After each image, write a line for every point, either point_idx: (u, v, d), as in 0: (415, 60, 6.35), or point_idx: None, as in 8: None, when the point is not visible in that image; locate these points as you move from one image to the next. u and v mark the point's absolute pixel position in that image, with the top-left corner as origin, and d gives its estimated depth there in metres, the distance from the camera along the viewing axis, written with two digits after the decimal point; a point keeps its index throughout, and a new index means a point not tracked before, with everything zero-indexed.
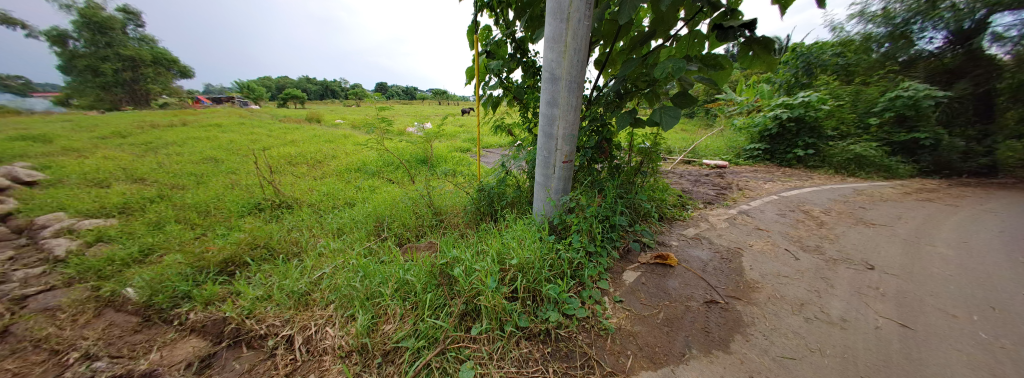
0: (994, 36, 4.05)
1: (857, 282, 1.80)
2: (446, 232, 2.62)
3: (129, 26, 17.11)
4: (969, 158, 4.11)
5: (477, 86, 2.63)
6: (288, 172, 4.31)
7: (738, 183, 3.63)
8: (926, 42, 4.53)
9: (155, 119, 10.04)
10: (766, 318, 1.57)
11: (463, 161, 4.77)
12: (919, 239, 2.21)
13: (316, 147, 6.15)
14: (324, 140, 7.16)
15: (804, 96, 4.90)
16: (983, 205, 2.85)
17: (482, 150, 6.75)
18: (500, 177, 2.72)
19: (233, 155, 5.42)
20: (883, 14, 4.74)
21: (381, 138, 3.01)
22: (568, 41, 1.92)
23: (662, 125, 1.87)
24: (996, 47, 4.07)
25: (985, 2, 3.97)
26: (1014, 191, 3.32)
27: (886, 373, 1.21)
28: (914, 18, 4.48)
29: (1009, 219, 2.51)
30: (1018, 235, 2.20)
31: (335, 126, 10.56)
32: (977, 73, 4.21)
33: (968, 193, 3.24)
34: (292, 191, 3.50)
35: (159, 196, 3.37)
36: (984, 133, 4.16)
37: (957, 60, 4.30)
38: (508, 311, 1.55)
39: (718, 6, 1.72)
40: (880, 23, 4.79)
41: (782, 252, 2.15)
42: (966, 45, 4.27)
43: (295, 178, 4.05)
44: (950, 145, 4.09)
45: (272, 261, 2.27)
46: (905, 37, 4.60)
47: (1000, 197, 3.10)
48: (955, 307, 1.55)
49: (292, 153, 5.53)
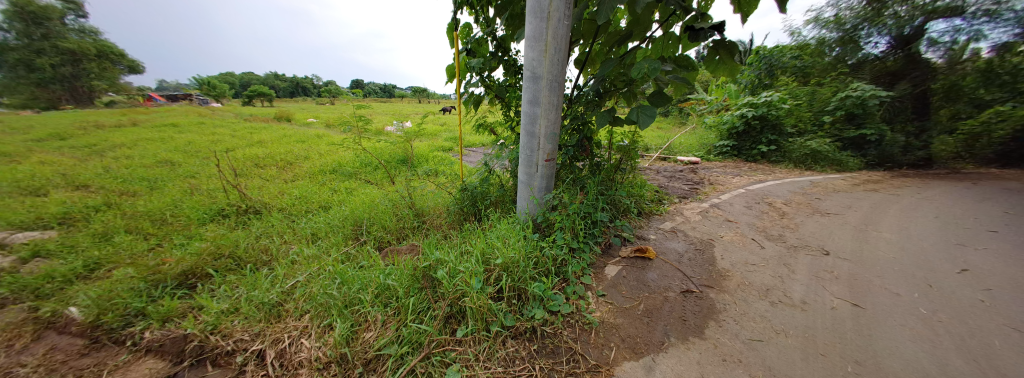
0: (930, 41, 4.58)
1: (815, 267, 1.97)
2: (428, 233, 2.57)
3: (70, 16, 15.36)
4: (908, 152, 4.62)
5: (458, 84, 2.60)
6: (256, 174, 4.02)
7: (709, 178, 3.85)
8: (871, 47, 5.00)
9: (102, 119, 9.07)
10: (737, 303, 1.68)
11: (446, 160, 4.68)
12: (867, 226, 2.45)
13: (286, 148, 5.76)
14: (295, 140, 6.74)
15: (767, 96, 5.32)
16: (919, 194, 3.21)
17: (464, 149, 6.65)
18: (484, 176, 2.70)
19: (192, 157, 4.97)
20: (835, 20, 5.15)
21: (358, 137, 2.90)
22: (549, 40, 1.94)
23: (639, 123, 1.95)
24: (932, 51, 4.60)
25: (922, 10, 4.47)
26: (944, 181, 3.76)
27: (838, 350, 1.34)
28: (862, 24, 4.91)
29: (940, 205, 2.84)
30: (948, 219, 2.51)
31: (307, 125, 9.92)
32: (915, 75, 4.72)
33: (907, 184, 3.63)
34: (260, 195, 3.26)
35: (106, 204, 3.02)
36: (921, 128, 4.67)
37: (898, 64, 4.80)
38: (493, 311, 1.55)
39: (690, 8, 1.82)
40: (832, 28, 5.21)
41: (749, 242, 2.31)
42: (905, 49, 4.75)
43: (263, 181, 3.78)
44: (891, 140, 4.57)
45: (241, 272, 2.12)
46: (853, 42, 5.02)
47: (933, 187, 3.49)
48: (899, 287, 1.74)
49: (258, 154, 5.15)
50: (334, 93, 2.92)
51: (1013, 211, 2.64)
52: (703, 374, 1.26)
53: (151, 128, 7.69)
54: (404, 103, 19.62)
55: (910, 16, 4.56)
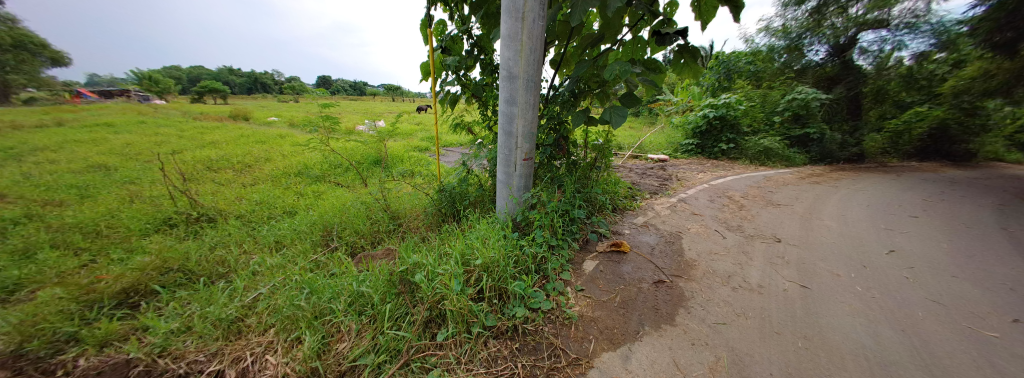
0: (861, 50, 5.19)
1: (769, 253, 2.18)
2: (405, 236, 2.49)
3: None
4: (845, 148, 5.21)
5: (433, 82, 2.54)
6: (208, 178, 3.64)
7: (676, 174, 4.09)
8: (812, 55, 5.57)
9: (13, 118, 7.79)
10: (703, 290, 1.81)
11: (422, 161, 4.54)
12: (812, 214, 2.74)
13: (244, 150, 5.29)
14: (254, 141, 6.22)
15: (725, 98, 5.75)
16: (853, 185, 3.64)
17: (441, 149, 6.51)
18: (462, 176, 2.67)
19: (131, 160, 4.41)
20: (783, 30, 5.69)
21: (326, 137, 2.73)
22: (524, 41, 1.95)
23: (612, 123, 2.02)
24: (862, 59, 5.21)
25: (854, 22, 5.07)
26: (871, 173, 4.30)
27: (788, 327, 1.50)
28: (805, 34, 5.46)
29: (870, 195, 3.25)
30: (876, 207, 2.87)
31: (267, 124, 9.18)
32: (849, 80, 5.32)
33: (843, 177, 4.10)
34: (214, 201, 2.97)
35: (25, 216, 2.59)
36: (855, 127, 5.37)
37: (835, 70, 5.41)
38: (474, 312, 1.54)
39: (657, 14, 1.92)
40: (780, 37, 5.74)
41: (713, 233, 2.49)
42: (841, 57, 5.36)
43: (217, 186, 3.44)
44: (831, 138, 5.14)
45: (195, 287, 1.90)
46: (798, 49, 5.57)
47: (864, 179, 3.98)
48: (839, 268, 1.97)
49: (211, 156, 4.68)
50: (298, 90, 2.73)
51: (925, 199, 3.08)
52: (675, 359, 1.35)
53: (79, 127, 6.72)
54: (375, 101, 18.81)
55: (844, 28, 5.15)
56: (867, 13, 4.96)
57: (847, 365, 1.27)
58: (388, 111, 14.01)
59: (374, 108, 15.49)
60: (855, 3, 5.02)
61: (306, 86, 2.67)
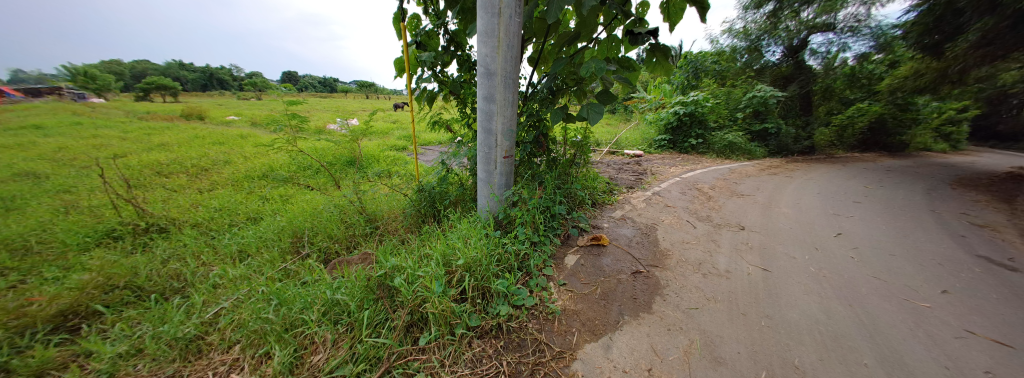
0: (812, 51, 5.71)
1: (734, 240, 2.34)
2: (383, 240, 2.41)
3: None
4: (799, 141, 5.76)
5: (408, 78, 2.46)
6: (156, 184, 3.28)
7: (651, 169, 4.26)
8: (770, 55, 6.04)
9: None
10: (677, 278, 1.92)
11: (400, 160, 4.39)
12: (771, 203, 2.97)
13: (198, 151, 4.84)
14: (210, 141, 5.70)
15: (693, 96, 6.02)
16: (806, 175, 3.99)
17: (419, 148, 6.33)
18: (442, 175, 2.62)
19: (61, 166, 3.89)
20: (744, 32, 6.10)
21: (292, 137, 2.56)
22: (501, 37, 1.94)
23: (590, 120, 2.07)
24: (813, 59, 5.73)
25: (805, 25, 5.52)
26: (820, 164, 4.74)
27: (753, 309, 1.62)
28: (762, 36, 5.91)
29: (820, 183, 3.58)
30: (825, 194, 3.17)
31: (225, 123, 8.45)
32: (801, 79, 5.86)
33: (797, 167, 4.48)
34: (165, 209, 2.69)
35: None
36: (807, 122, 5.88)
37: (790, 69, 5.89)
38: (456, 313, 1.52)
39: (629, 13, 1.98)
40: (741, 38, 6.15)
41: (685, 223, 2.63)
42: (794, 57, 5.84)
43: (168, 192, 3.12)
44: (786, 132, 5.65)
45: (147, 306, 1.71)
46: (757, 50, 6.03)
47: (814, 169, 4.38)
48: (795, 251, 2.16)
49: (160, 159, 4.23)
50: (260, 86, 2.54)
51: (864, 186, 3.44)
52: (652, 345, 1.42)
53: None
54: (346, 98, 17.92)
55: (796, 31, 5.58)
56: (816, 17, 5.37)
57: (803, 339, 1.40)
58: (361, 108, 13.41)
59: (346, 106, 14.77)
60: (806, 7, 5.42)
61: (269, 82, 2.49)
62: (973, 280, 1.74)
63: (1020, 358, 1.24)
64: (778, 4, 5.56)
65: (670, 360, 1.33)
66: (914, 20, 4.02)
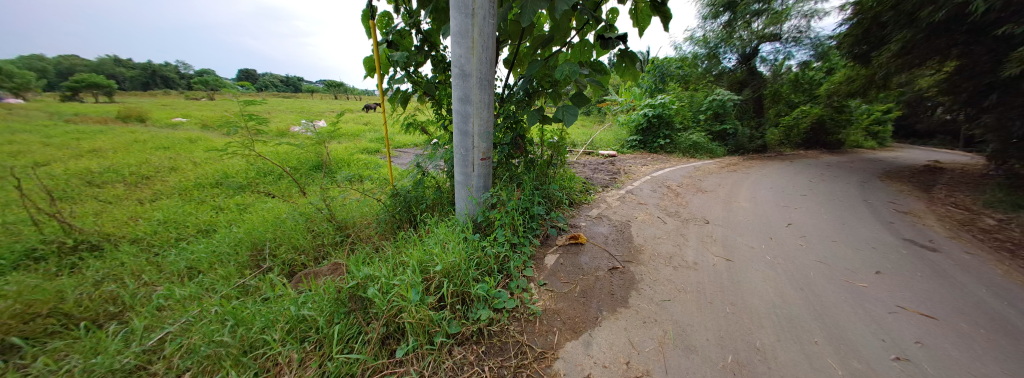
0: (761, 59, 6.31)
1: (701, 233, 2.51)
2: (354, 248, 2.27)
3: None
4: (754, 140, 6.29)
5: (379, 78, 2.36)
6: (86, 193, 2.85)
7: (623, 168, 4.44)
8: (727, 62, 6.60)
9: None
10: (651, 272, 2.01)
11: (372, 164, 4.19)
12: (732, 198, 3.22)
13: (136, 157, 4.29)
14: (150, 145, 5.08)
15: (661, 99, 6.35)
16: (760, 171, 4.38)
17: (393, 150, 6.08)
18: (417, 179, 2.54)
19: None
20: (703, 40, 6.63)
21: (251, 140, 2.36)
22: (476, 38, 1.92)
23: (565, 121, 2.11)
24: (763, 65, 6.33)
25: (755, 35, 6.09)
26: (770, 161, 5.23)
27: (719, 297, 1.74)
28: (719, 44, 6.48)
29: (771, 179, 3.94)
30: (776, 188, 3.49)
31: (168, 125, 7.55)
32: (753, 83, 6.47)
33: (752, 164, 4.90)
34: (95, 222, 2.35)
35: None
36: (759, 123, 6.47)
37: (743, 75, 6.46)
38: (435, 321, 1.47)
39: (600, 19, 2.05)
40: (701, 46, 6.68)
41: (656, 219, 2.77)
42: (746, 64, 6.44)
43: (98, 203, 2.73)
44: (742, 133, 6.16)
45: (78, 335, 1.45)
46: (715, 57, 6.58)
47: (766, 166, 4.81)
48: (753, 241, 2.35)
49: (88, 165, 3.69)
50: (212, 85, 2.31)
51: (808, 181, 3.84)
52: (630, 338, 1.47)
53: None
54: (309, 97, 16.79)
55: (748, 39, 6.16)
56: (765, 28, 5.97)
57: (764, 323, 1.52)
58: (327, 109, 12.65)
59: (310, 106, 13.86)
60: (757, 19, 6.12)
61: (222, 80, 2.27)
62: (899, 261, 2.01)
63: (938, 327, 1.44)
64: (735, 15, 6.23)
65: (646, 352, 1.38)
66: (848, 32, 4.57)
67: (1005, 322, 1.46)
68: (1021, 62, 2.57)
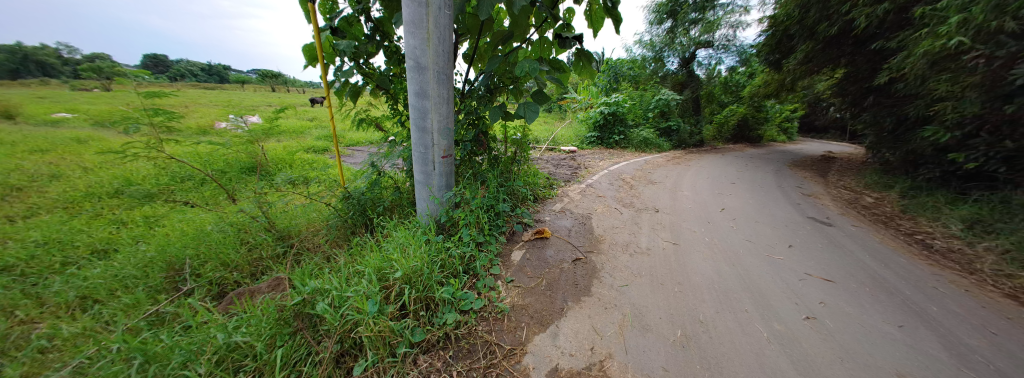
0: (698, 63, 7.13)
1: (652, 221, 2.74)
2: (301, 259, 2.02)
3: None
4: (692, 136, 7.06)
5: (322, 68, 2.11)
6: None
7: (583, 163, 4.64)
8: (670, 65, 7.36)
9: None
10: (610, 260, 2.13)
11: (320, 164, 3.77)
12: (677, 188, 3.57)
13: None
14: (7, 144, 3.92)
15: (615, 98, 6.69)
16: (698, 163, 4.93)
17: (345, 149, 5.56)
18: (372, 179, 2.34)
19: None
20: (650, 44, 7.33)
21: (161, 140, 1.95)
22: (431, 29, 1.82)
23: (527, 118, 2.11)
24: (700, 68, 7.15)
25: (693, 42, 6.84)
26: (705, 154, 5.92)
27: (669, 278, 1.91)
28: (663, 49, 7.23)
29: (706, 170, 4.46)
30: (710, 178, 3.95)
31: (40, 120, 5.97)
32: (691, 85, 7.26)
33: (692, 157, 5.49)
34: None
35: None
36: (697, 121, 7.27)
37: (683, 77, 7.21)
38: (395, 331, 1.38)
39: (558, 18, 2.09)
40: (648, 49, 7.39)
41: (613, 210, 2.95)
42: (686, 68, 7.22)
43: None
44: (683, 129, 6.86)
45: None
46: (661, 60, 7.29)
47: (703, 158, 5.44)
48: (695, 226, 2.64)
49: None
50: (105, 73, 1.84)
51: (735, 171, 4.42)
52: (594, 325, 1.53)
53: None
54: (235, 87, 14.52)
55: (687, 45, 6.90)
56: (700, 35, 6.73)
57: (705, 298, 1.72)
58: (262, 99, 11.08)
59: (238, 97, 12.01)
60: (694, 28, 6.87)
61: (117, 67, 1.81)
62: (806, 236, 2.42)
63: (835, 288, 1.77)
64: (676, 22, 6.98)
65: (609, 336, 1.46)
66: (765, 42, 5.37)
67: (879, 279, 1.85)
68: (887, 72, 3.23)
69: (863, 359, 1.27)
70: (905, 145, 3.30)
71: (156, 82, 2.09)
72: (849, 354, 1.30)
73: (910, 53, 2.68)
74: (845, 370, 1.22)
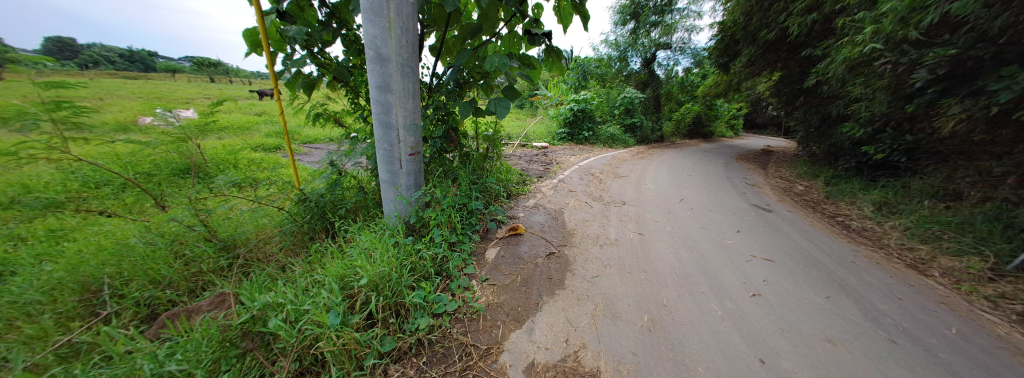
0: (658, 64, 7.65)
1: (619, 213, 2.87)
2: (249, 271, 1.79)
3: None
4: (653, 132, 7.53)
5: (268, 57, 1.87)
6: None
7: (555, 159, 4.71)
8: (633, 64, 7.82)
9: None
10: (582, 253, 2.19)
11: (272, 165, 3.39)
12: (641, 181, 3.77)
13: None
14: None
15: (583, 95, 6.83)
16: (660, 158, 5.28)
17: (301, 147, 5.07)
18: (332, 179, 2.15)
19: None
20: (615, 44, 7.72)
21: (67, 139, 1.59)
22: (393, 18, 1.69)
23: (498, 114, 2.06)
24: (660, 68, 7.66)
25: (653, 43, 7.30)
26: (665, 149, 6.35)
27: (636, 267, 2.01)
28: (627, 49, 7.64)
29: (666, 163, 4.79)
30: (670, 172, 4.24)
31: None
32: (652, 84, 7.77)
33: (653, 152, 5.86)
34: None
35: None
36: (657, 118, 7.76)
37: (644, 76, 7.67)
38: (362, 342, 1.28)
39: (527, 13, 2.07)
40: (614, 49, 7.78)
41: (584, 204, 3.03)
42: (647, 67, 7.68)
43: None
44: (646, 126, 7.28)
45: None
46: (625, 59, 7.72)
47: (662, 153, 5.83)
48: (657, 216, 2.81)
49: None
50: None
51: (691, 164, 4.79)
52: (568, 317, 1.55)
53: None
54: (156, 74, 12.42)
55: (648, 46, 7.34)
56: (660, 37, 7.22)
57: (668, 283, 1.83)
58: (194, 86, 9.59)
59: (163, 85, 10.30)
60: (654, 30, 7.34)
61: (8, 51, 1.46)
62: (751, 221, 2.70)
63: (775, 267, 1.99)
64: (639, 24, 7.42)
65: (582, 326, 1.49)
66: (716, 46, 5.89)
67: (810, 257, 2.11)
68: (814, 76, 3.71)
69: (799, 329, 1.44)
70: (829, 140, 3.80)
71: (60, 70, 1.71)
72: (788, 325, 1.47)
73: (831, 59, 3.10)
74: (786, 340, 1.37)
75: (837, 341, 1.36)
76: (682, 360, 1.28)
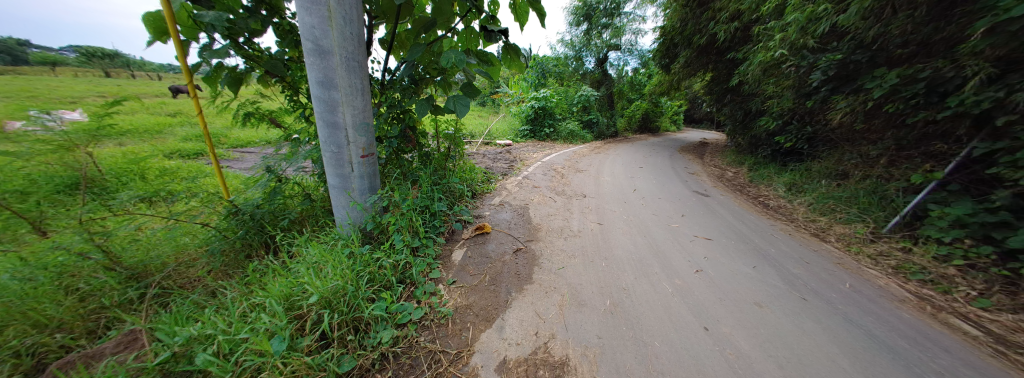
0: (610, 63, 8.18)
1: (580, 205, 2.99)
2: (166, 301, 1.49)
3: None
4: (608, 128, 8.00)
5: (178, 48, 1.56)
6: None
7: (520, 156, 4.75)
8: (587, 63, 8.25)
9: None
10: (548, 246, 2.24)
11: (195, 173, 2.86)
12: (599, 174, 3.99)
13: None
14: None
15: (543, 93, 7.02)
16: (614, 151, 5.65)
17: (230, 151, 4.38)
18: (268, 187, 1.88)
19: None
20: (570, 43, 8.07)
21: None
22: (333, 6, 1.53)
23: (458, 112, 1.98)
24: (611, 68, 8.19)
25: (604, 44, 7.77)
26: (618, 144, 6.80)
27: (597, 255, 2.12)
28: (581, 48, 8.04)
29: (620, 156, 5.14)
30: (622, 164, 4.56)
31: None
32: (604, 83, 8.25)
33: (608, 147, 6.24)
34: None
35: None
36: (611, 114, 8.26)
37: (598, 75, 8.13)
38: (315, 366, 1.15)
39: (482, 9, 2.02)
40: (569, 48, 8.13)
41: (548, 199, 3.10)
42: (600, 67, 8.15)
43: None
44: (601, 122, 7.70)
45: None
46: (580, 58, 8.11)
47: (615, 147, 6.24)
48: (614, 206, 2.99)
49: None
50: None
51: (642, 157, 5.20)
52: (537, 310, 1.57)
53: None
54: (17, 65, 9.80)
55: (601, 46, 7.81)
56: (611, 39, 7.71)
57: (626, 268, 1.96)
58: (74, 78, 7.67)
59: None
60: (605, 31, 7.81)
61: None
62: (693, 206, 3.01)
63: (714, 245, 2.26)
64: (591, 25, 7.86)
65: (551, 318, 1.52)
66: (658, 48, 6.47)
67: (740, 234, 2.43)
68: (737, 77, 4.28)
69: (734, 297, 1.65)
70: (751, 132, 4.41)
71: None
72: (725, 295, 1.67)
73: (750, 62, 3.61)
74: (724, 308, 1.56)
75: (763, 304, 1.59)
76: (641, 337, 1.38)
